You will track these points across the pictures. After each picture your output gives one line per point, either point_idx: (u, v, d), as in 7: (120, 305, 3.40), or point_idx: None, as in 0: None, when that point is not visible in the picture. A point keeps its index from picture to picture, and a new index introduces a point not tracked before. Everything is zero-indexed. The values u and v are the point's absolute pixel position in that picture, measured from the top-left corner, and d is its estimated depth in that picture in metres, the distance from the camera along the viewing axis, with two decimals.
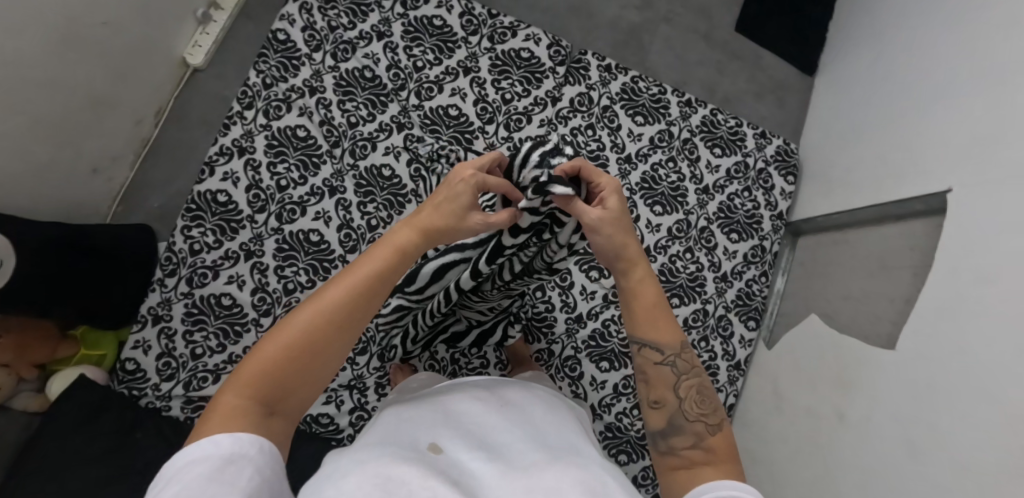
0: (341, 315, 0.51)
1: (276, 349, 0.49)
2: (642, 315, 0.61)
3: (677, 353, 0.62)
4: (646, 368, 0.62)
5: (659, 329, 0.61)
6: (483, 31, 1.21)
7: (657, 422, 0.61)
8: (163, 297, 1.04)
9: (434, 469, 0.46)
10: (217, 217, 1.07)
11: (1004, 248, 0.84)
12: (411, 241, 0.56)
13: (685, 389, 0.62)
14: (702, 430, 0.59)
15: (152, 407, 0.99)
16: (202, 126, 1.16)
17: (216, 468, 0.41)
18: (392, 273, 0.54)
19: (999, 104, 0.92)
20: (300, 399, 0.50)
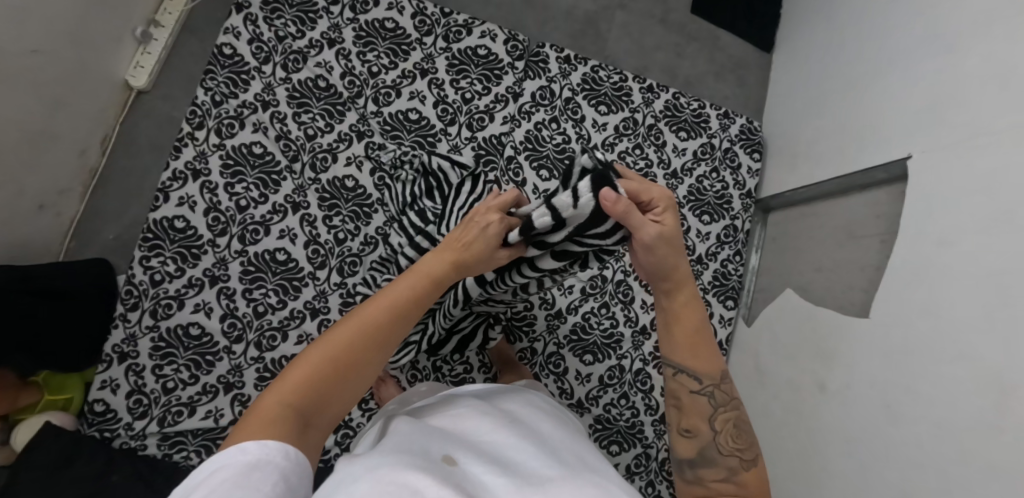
0: (382, 334, 0.57)
1: (320, 360, 0.54)
2: (683, 343, 0.69)
3: (715, 384, 0.69)
4: (681, 394, 0.70)
5: (696, 360, 0.69)
6: (437, 30, 1.19)
7: (687, 451, 0.68)
8: (127, 333, 1.00)
9: (446, 479, 0.47)
10: (177, 245, 1.03)
11: (963, 210, 0.86)
12: (442, 272, 0.63)
13: (720, 422, 0.69)
14: (735, 465, 0.65)
15: (127, 447, 0.96)
16: (153, 151, 1.12)
17: (242, 474, 0.45)
18: (423, 299, 0.61)
19: (952, 69, 0.94)
20: (336, 406, 0.55)
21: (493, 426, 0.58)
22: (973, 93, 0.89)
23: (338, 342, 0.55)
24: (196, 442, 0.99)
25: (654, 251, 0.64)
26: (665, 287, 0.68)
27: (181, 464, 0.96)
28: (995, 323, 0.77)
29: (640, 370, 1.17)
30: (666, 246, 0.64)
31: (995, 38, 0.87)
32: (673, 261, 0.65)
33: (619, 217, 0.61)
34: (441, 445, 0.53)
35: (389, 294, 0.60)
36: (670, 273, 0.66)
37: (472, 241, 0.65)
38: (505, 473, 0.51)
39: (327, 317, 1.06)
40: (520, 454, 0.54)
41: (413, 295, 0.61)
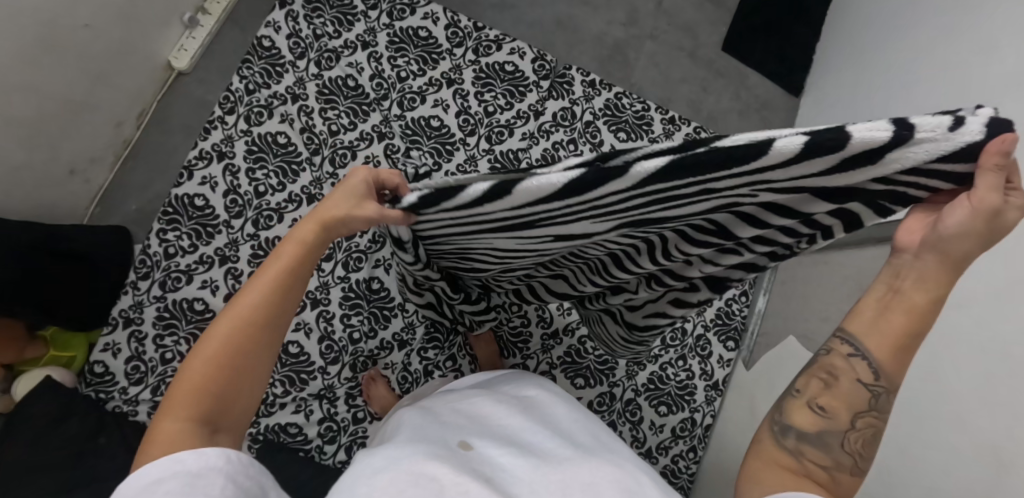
0: (263, 318, 0.50)
1: (203, 374, 0.48)
2: (885, 319, 0.50)
3: (892, 389, 0.51)
4: (841, 374, 0.52)
5: (887, 347, 0.50)
6: (468, 43, 1.22)
7: (804, 420, 0.52)
8: (135, 300, 1.04)
9: (464, 463, 0.46)
10: (194, 222, 1.07)
11: (974, 274, 0.83)
12: (315, 237, 0.54)
13: (860, 423, 0.51)
14: (844, 462, 0.51)
15: (119, 411, 0.98)
16: (183, 131, 1.16)
17: (185, 484, 0.41)
18: (299, 276, 0.53)
19: None
20: (238, 406, 0.50)
21: (507, 409, 0.57)
22: None
23: (215, 346, 0.48)
24: None
25: (958, 228, 0.45)
26: (921, 269, 0.48)
27: None
28: (995, 391, 0.74)
29: (631, 400, 1.15)
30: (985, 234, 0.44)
31: (1018, 100, 0.84)
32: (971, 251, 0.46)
33: (984, 159, 0.41)
34: (457, 432, 0.52)
35: (251, 287, 0.51)
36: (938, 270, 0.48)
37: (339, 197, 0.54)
38: (523, 452, 0.50)
39: (327, 309, 1.08)
40: (534, 434, 0.53)
41: (285, 273, 0.52)
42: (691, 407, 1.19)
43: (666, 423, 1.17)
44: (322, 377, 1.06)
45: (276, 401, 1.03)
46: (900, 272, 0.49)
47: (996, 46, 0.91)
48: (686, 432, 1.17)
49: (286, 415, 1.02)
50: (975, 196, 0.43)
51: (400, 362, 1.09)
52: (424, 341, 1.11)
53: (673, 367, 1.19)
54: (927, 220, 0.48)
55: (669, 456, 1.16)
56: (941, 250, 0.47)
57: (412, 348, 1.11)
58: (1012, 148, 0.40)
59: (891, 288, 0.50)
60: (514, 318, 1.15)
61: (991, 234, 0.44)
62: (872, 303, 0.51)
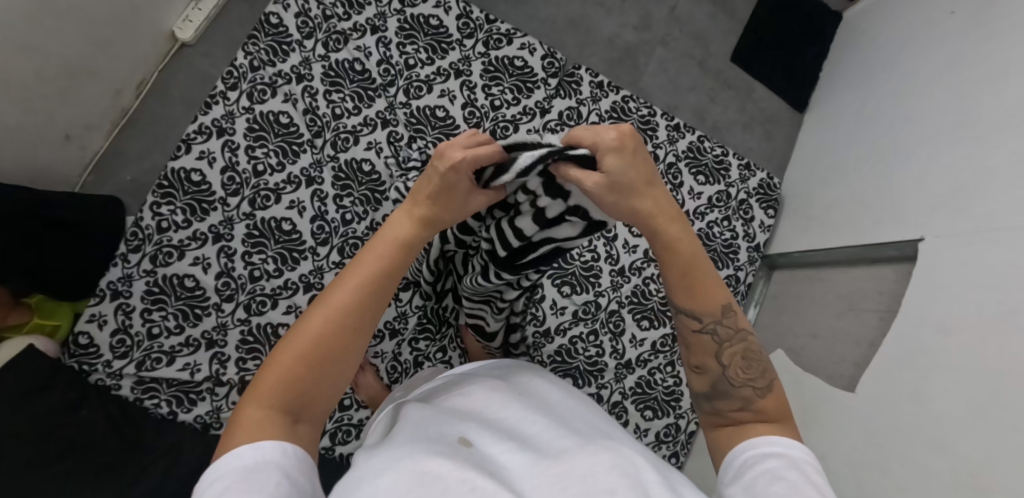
0: (354, 308, 0.55)
1: (290, 357, 0.52)
2: (688, 287, 0.62)
3: (719, 320, 0.62)
4: (687, 336, 0.64)
5: (693, 295, 0.62)
6: (478, 35, 1.21)
7: (702, 386, 0.64)
8: (124, 273, 1.01)
9: (465, 459, 0.46)
10: (189, 197, 1.06)
11: (964, 300, 0.86)
12: (412, 234, 0.60)
13: (730, 356, 0.63)
14: (750, 395, 0.60)
15: (101, 385, 0.97)
16: (184, 103, 1.14)
17: (242, 479, 0.44)
18: (394, 268, 0.58)
19: (979, 158, 0.93)
20: (324, 395, 0.54)
21: (504, 399, 0.57)
22: (993, 186, 0.88)
23: (307, 335, 0.53)
24: (169, 391, 1.00)
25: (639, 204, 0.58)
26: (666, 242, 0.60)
27: (150, 411, 0.98)
28: (981, 418, 0.76)
29: (617, 403, 1.16)
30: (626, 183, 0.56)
31: None
32: (643, 203, 0.58)
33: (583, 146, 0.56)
34: (456, 427, 0.52)
35: (347, 278, 0.56)
36: (639, 217, 0.59)
37: (434, 190, 0.60)
38: (523, 445, 0.50)
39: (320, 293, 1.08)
40: (532, 424, 0.53)
41: (380, 267, 0.57)
42: (677, 414, 1.19)
43: (650, 427, 1.17)
44: None
45: None
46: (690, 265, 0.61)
47: (1006, 77, 0.93)
48: (670, 438, 1.18)
49: None
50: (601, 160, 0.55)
51: (390, 351, 1.09)
52: (416, 331, 1.11)
53: (661, 372, 1.19)
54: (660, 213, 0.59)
55: None
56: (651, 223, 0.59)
57: (404, 338, 1.10)
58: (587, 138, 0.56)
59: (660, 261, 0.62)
60: None
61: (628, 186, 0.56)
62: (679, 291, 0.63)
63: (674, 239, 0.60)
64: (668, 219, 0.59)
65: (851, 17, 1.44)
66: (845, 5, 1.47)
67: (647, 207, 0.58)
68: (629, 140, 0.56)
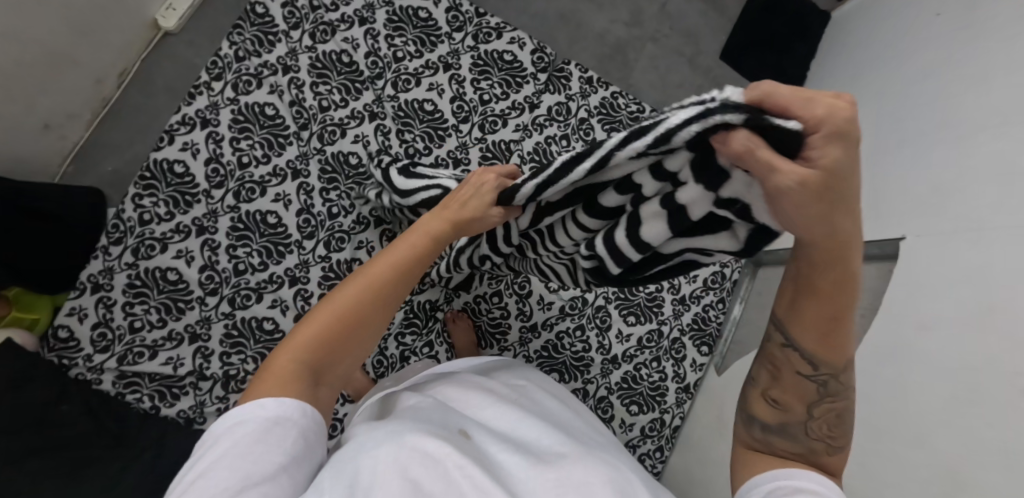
0: (387, 286, 0.58)
1: (323, 320, 0.54)
2: (822, 328, 0.54)
3: (834, 375, 0.56)
4: (787, 368, 0.58)
5: (820, 340, 0.55)
6: (468, 28, 1.20)
7: (766, 415, 0.59)
8: (105, 266, 1.00)
9: (463, 447, 0.47)
10: (171, 189, 1.04)
11: (944, 299, 0.88)
12: (441, 231, 0.65)
13: (820, 408, 0.58)
14: (819, 450, 0.57)
15: (82, 379, 0.96)
16: (168, 93, 1.12)
17: (262, 429, 0.47)
18: (424, 258, 0.62)
19: (961, 159, 0.94)
20: (344, 361, 0.56)
21: (503, 397, 0.57)
22: (974, 186, 0.90)
23: (338, 302, 0.55)
24: (151, 386, 0.99)
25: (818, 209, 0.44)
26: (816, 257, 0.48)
27: (132, 405, 0.97)
28: (956, 415, 0.79)
29: (603, 398, 1.17)
30: (832, 186, 0.42)
31: (1007, 136, 0.87)
32: (838, 221, 0.45)
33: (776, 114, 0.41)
34: (455, 416, 0.52)
35: (384, 258, 0.60)
36: (822, 233, 0.46)
37: (464, 196, 0.68)
38: (519, 443, 0.50)
39: (306, 287, 1.07)
40: (528, 422, 0.53)
41: (412, 255, 0.61)
42: (661, 408, 1.20)
43: (635, 422, 1.18)
44: None
45: (247, 378, 1.03)
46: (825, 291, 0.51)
47: (988, 80, 0.94)
48: (655, 432, 1.19)
49: None
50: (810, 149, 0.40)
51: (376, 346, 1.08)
52: (402, 326, 1.10)
53: (647, 368, 1.20)
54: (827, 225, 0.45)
55: (636, 455, 1.17)
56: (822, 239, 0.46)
57: (390, 332, 1.09)
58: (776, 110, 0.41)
59: (804, 283, 0.52)
60: (493, 309, 1.15)
61: (832, 192, 0.42)
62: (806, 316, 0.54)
63: (842, 268, 0.49)
64: (850, 247, 0.47)
65: (840, 17, 1.45)
66: (834, 4, 1.48)
67: (834, 224, 0.45)
68: (853, 126, 0.40)
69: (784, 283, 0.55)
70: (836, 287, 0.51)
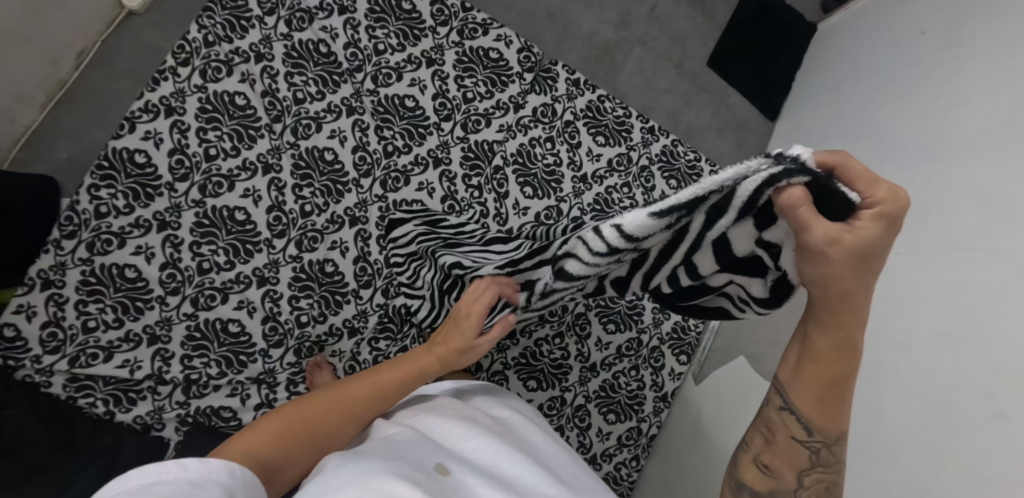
0: (359, 399, 0.66)
1: (299, 410, 0.64)
2: (812, 390, 0.57)
3: (826, 443, 0.58)
4: (780, 432, 0.60)
5: (816, 406, 0.57)
6: (453, 23, 1.16)
7: (756, 482, 0.61)
8: (57, 261, 0.94)
9: (441, 492, 0.43)
10: (131, 180, 0.98)
11: (920, 319, 0.88)
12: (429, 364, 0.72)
13: (810, 479, 0.59)
14: None
15: (29, 382, 0.90)
16: (130, 77, 1.05)
17: (185, 489, 0.48)
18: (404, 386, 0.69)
19: (940, 177, 0.95)
20: (300, 455, 0.62)
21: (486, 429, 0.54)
22: (953, 206, 0.90)
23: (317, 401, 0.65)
24: (105, 390, 0.94)
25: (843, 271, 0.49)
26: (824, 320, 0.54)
27: (84, 410, 0.91)
28: (928, 440, 0.79)
29: (581, 406, 1.15)
30: (862, 257, 0.48)
31: (987, 158, 0.87)
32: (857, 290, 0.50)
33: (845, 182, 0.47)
34: (435, 452, 0.49)
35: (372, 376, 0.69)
36: (837, 296, 0.51)
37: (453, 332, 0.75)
38: (502, 483, 0.47)
39: (275, 289, 1.02)
40: (513, 457, 0.50)
41: (394, 380, 0.69)
42: (638, 417, 1.19)
43: (612, 431, 1.17)
44: (263, 360, 1.00)
45: (210, 383, 0.98)
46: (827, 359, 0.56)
47: (968, 101, 0.95)
48: (631, 441, 1.18)
49: (221, 397, 0.97)
50: (861, 221, 0.46)
51: (348, 350, 1.03)
52: (376, 330, 1.05)
53: (625, 376, 1.19)
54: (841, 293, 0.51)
55: (612, 464, 1.16)
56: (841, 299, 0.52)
57: (363, 337, 1.04)
58: (851, 181, 0.46)
59: (808, 346, 0.57)
60: None
61: (860, 262, 0.48)
62: (803, 377, 0.57)
63: (848, 335, 0.54)
64: (857, 320, 0.53)
65: (825, 29, 1.45)
66: (821, 16, 1.48)
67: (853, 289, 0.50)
68: (897, 218, 0.46)
69: (792, 346, 0.59)
70: (835, 356, 0.55)
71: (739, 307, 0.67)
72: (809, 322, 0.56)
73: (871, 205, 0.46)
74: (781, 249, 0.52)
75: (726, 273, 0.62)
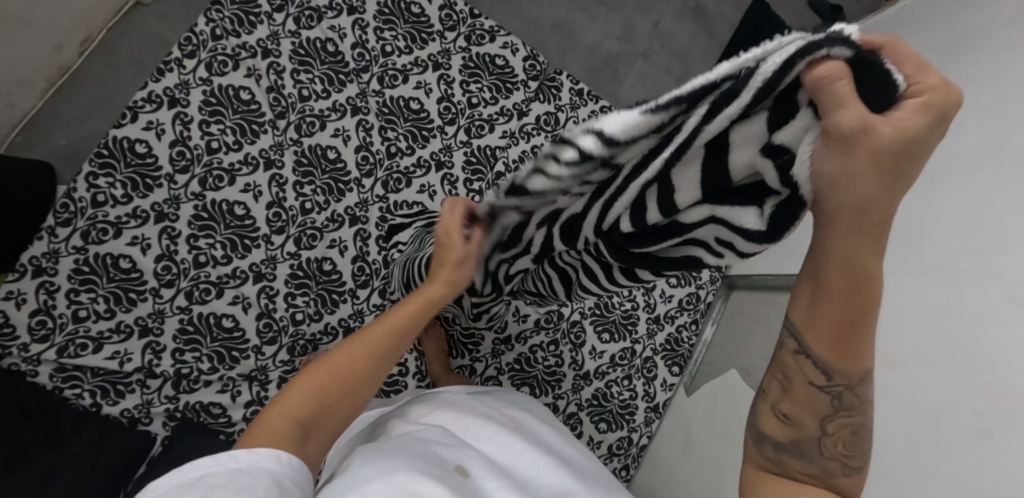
0: (371, 350, 0.60)
1: (313, 379, 0.57)
2: (828, 330, 0.48)
3: (850, 387, 0.51)
4: (796, 379, 0.53)
5: (834, 351, 0.49)
6: (461, 28, 1.17)
7: (779, 433, 0.54)
8: (50, 248, 0.92)
9: (463, 493, 0.43)
10: (131, 170, 0.97)
11: (908, 337, 0.90)
12: (433, 297, 0.64)
13: (835, 425, 0.53)
14: (833, 470, 0.53)
15: (16, 370, 0.88)
16: (133, 67, 1.04)
17: (233, 479, 0.45)
18: (416, 321, 0.63)
19: (930, 199, 0.98)
20: (332, 422, 0.57)
21: (503, 429, 0.54)
22: (942, 228, 0.93)
23: (332, 364, 0.58)
24: (93, 382, 0.92)
25: (871, 176, 0.37)
26: (842, 247, 0.42)
27: (70, 402, 0.89)
28: (917, 454, 0.82)
29: (572, 414, 1.15)
30: (901, 159, 0.36)
31: (976, 182, 0.90)
32: (889, 205, 0.39)
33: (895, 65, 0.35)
34: (454, 449, 0.49)
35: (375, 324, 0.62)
36: (858, 215, 0.39)
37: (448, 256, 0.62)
38: (518, 487, 0.47)
39: (271, 285, 1.01)
40: (530, 455, 0.51)
41: (399, 322, 0.62)
42: (629, 427, 1.19)
43: (603, 440, 1.17)
44: (255, 357, 0.99)
45: (201, 378, 0.96)
46: (840, 295, 0.45)
47: (957, 126, 0.97)
48: (621, 451, 1.18)
49: (210, 393, 0.96)
50: (903, 111, 0.35)
51: None
52: None
53: (618, 386, 1.19)
54: (861, 212, 0.39)
55: None
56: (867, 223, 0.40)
57: None
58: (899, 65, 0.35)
59: (819, 281, 0.46)
60: None
61: (897, 167, 0.36)
62: (815, 313, 0.48)
63: (864, 262, 0.43)
64: (877, 243, 0.42)
65: None
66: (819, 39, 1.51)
67: (878, 210, 0.39)
68: (945, 117, 0.35)
69: (802, 279, 0.48)
70: (855, 285, 0.44)
71: (715, 252, 0.49)
72: (816, 248, 0.44)
73: (919, 95, 0.35)
74: (795, 157, 0.37)
75: (704, 201, 0.44)
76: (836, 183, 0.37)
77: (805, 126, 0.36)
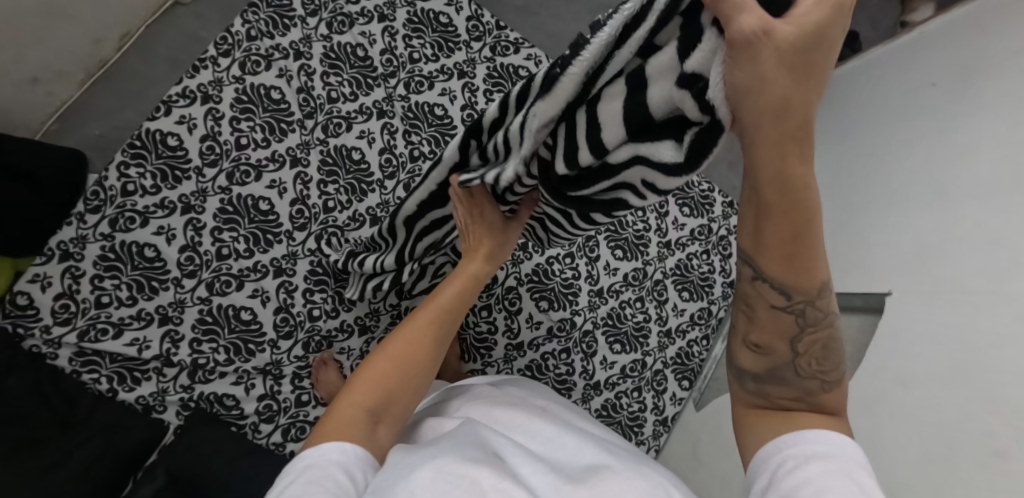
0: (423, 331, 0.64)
1: (375, 370, 0.61)
2: (774, 249, 0.48)
3: (810, 300, 0.52)
4: (757, 306, 0.54)
5: (785, 268, 0.49)
6: (486, 39, 1.20)
7: (755, 365, 0.56)
8: (78, 234, 0.94)
9: (499, 471, 0.45)
10: (161, 160, 0.99)
11: (923, 358, 0.91)
12: (472, 272, 0.68)
13: (806, 344, 0.55)
14: (815, 388, 0.55)
15: (37, 352, 0.89)
16: (169, 62, 1.07)
17: None
18: (459, 297, 0.68)
19: (944, 221, 0.99)
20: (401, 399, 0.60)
21: (536, 416, 0.55)
22: (957, 250, 0.94)
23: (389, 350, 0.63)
24: (111, 367, 0.93)
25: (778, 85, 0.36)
26: (772, 163, 0.41)
27: (87, 386, 0.90)
28: (927, 469, 0.82)
29: None
30: (802, 58, 0.36)
31: (988, 205, 0.91)
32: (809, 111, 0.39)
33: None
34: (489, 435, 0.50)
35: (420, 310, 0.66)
36: (776, 124, 0.39)
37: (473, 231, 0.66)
38: (553, 466, 0.48)
39: (290, 280, 1.02)
40: (563, 440, 0.52)
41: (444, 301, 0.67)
42: (637, 439, 1.19)
43: None
44: (271, 350, 1.00)
45: (217, 369, 0.97)
46: (781, 210, 0.45)
47: (968, 152, 0.99)
48: None
49: (225, 385, 0.97)
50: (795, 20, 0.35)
51: (357, 348, 1.04)
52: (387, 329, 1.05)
53: (628, 397, 1.19)
54: (778, 123, 0.38)
55: None
56: (788, 133, 0.40)
57: (373, 336, 1.05)
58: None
59: (757, 203, 0.45)
60: (481, 323, 1.13)
61: (804, 62, 0.36)
62: (758, 236, 0.48)
63: (798, 172, 0.42)
64: (803, 147, 0.41)
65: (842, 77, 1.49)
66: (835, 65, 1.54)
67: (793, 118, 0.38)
68: (833, 22, 0.36)
69: (741, 205, 0.47)
70: (794, 196, 0.43)
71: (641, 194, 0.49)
72: (748, 164, 0.43)
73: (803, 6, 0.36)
74: (708, 82, 0.36)
75: (630, 140, 0.44)
76: (746, 98, 0.37)
77: (710, 47, 0.36)
